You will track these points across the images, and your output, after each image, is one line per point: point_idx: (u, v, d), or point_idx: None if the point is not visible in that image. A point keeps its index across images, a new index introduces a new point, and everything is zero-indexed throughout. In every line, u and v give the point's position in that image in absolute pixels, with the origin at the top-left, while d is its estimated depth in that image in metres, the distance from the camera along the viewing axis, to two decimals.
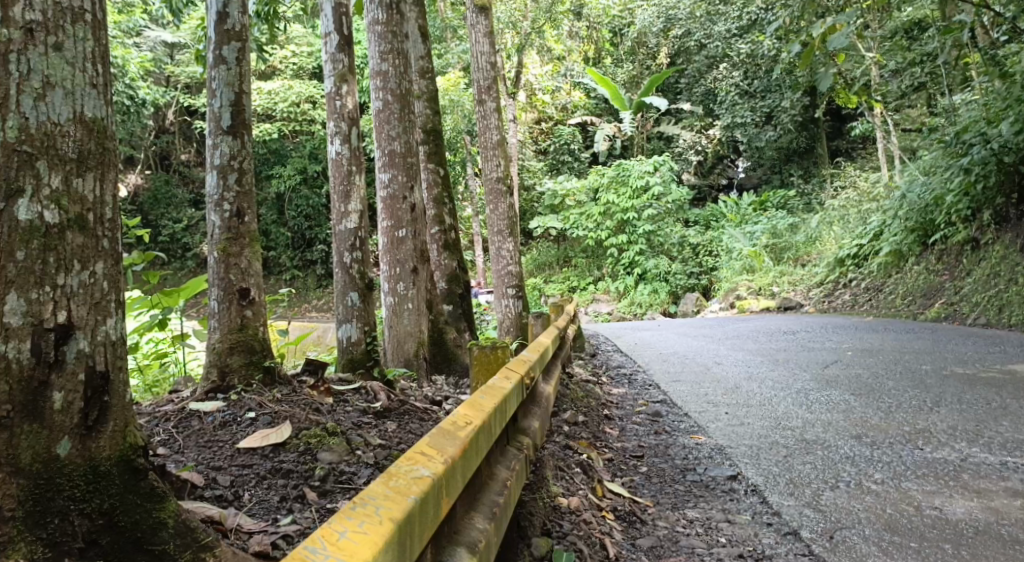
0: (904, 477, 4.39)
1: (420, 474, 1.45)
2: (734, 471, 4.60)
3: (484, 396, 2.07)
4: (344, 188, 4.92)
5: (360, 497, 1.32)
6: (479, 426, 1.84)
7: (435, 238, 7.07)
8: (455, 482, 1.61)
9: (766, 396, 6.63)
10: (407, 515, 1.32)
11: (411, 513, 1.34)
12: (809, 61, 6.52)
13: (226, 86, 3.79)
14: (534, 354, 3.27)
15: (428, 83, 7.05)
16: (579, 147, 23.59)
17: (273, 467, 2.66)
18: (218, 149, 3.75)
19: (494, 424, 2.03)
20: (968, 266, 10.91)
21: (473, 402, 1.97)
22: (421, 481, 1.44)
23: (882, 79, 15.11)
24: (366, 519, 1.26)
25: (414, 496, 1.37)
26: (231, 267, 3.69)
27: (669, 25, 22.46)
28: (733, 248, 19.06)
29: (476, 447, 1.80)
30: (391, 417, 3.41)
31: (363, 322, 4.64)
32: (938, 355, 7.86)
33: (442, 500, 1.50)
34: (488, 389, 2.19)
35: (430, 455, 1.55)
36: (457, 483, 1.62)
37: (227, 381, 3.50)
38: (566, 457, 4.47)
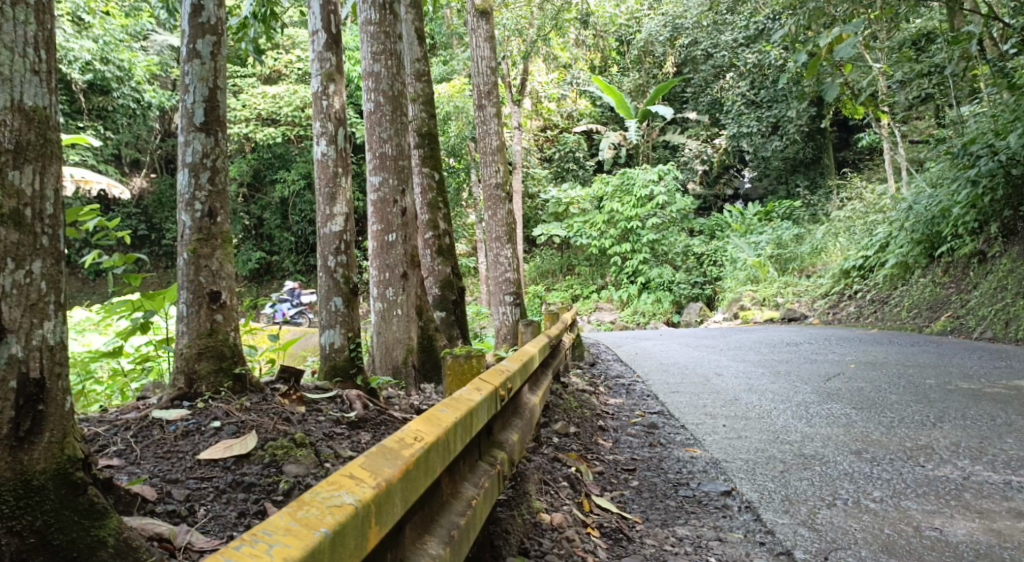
0: (904, 495, 4.23)
1: (340, 502, 1.35)
2: (728, 487, 4.45)
3: (445, 409, 1.95)
4: (330, 191, 4.81)
5: (256, 532, 1.22)
6: (432, 442, 1.73)
7: (428, 243, 6.96)
8: (392, 508, 1.50)
9: (766, 409, 6.48)
10: (309, 552, 1.22)
11: (318, 547, 1.24)
12: (814, 71, 6.38)
13: (200, 81, 3.67)
14: (516, 364, 3.12)
15: (424, 86, 6.94)
16: (583, 155, 23.55)
17: (234, 480, 2.55)
18: (190, 147, 3.63)
19: (455, 438, 1.91)
20: (975, 279, 10.75)
21: (430, 416, 1.86)
22: (339, 509, 1.34)
23: (890, 91, 14.96)
24: (254, 558, 1.16)
25: (324, 529, 1.27)
26: (202, 268, 3.57)
27: (676, 34, 22.38)
28: (737, 257, 18.91)
29: (427, 466, 1.70)
30: (364, 427, 3.28)
31: (346, 328, 4.56)
32: (942, 369, 7.70)
33: (369, 529, 1.40)
34: (453, 400, 2.08)
35: (358, 479, 1.44)
36: (394, 508, 1.51)
37: (194, 389, 3.44)
38: (554, 469, 4.33)
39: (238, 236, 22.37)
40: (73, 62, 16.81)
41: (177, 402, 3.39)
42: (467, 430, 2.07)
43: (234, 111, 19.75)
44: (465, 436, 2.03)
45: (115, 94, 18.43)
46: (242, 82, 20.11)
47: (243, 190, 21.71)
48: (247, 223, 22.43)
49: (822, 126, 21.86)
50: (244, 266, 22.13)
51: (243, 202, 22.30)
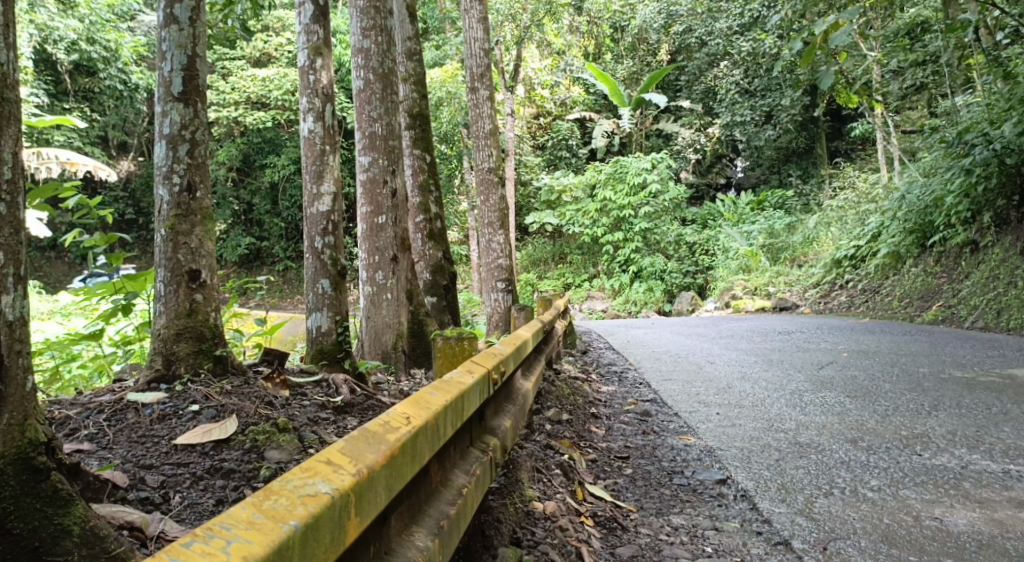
0: (902, 484, 4.15)
1: (314, 491, 1.26)
2: (724, 475, 4.36)
3: (435, 391, 1.84)
4: (317, 168, 4.65)
5: (212, 527, 1.14)
6: (421, 425, 1.62)
7: (419, 227, 6.81)
8: (374, 497, 1.41)
9: (760, 397, 6.40)
10: (273, 549, 1.13)
11: (284, 543, 1.15)
12: (809, 59, 6.25)
13: (177, 48, 3.51)
14: (509, 349, 3.00)
15: (415, 66, 6.77)
16: (577, 143, 23.35)
17: (212, 466, 2.43)
18: (168, 118, 3.49)
19: (446, 422, 1.81)
20: (966, 269, 10.69)
21: (418, 397, 1.75)
22: (312, 500, 1.24)
23: (884, 80, 14.88)
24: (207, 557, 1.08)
25: (292, 522, 1.18)
26: (180, 245, 3.43)
27: (670, 22, 22.23)
28: (729, 247, 18.83)
29: (415, 451, 1.59)
30: (352, 413, 3.17)
31: (334, 312, 4.44)
32: (935, 358, 7.64)
33: (348, 521, 1.31)
34: (444, 381, 1.96)
35: (336, 466, 1.35)
36: (377, 498, 1.42)
37: (173, 370, 3.32)
38: (546, 457, 4.23)
39: (227, 221, 22.13)
40: (58, 42, 16.65)
41: (154, 385, 3.27)
42: (460, 414, 1.96)
43: (222, 94, 19.46)
44: (457, 420, 1.92)
45: (101, 75, 18.12)
46: (231, 65, 19.81)
47: (232, 175, 21.42)
48: (236, 207, 22.16)
49: (815, 115, 21.75)
50: (234, 252, 21.88)
51: (233, 187, 22.00)
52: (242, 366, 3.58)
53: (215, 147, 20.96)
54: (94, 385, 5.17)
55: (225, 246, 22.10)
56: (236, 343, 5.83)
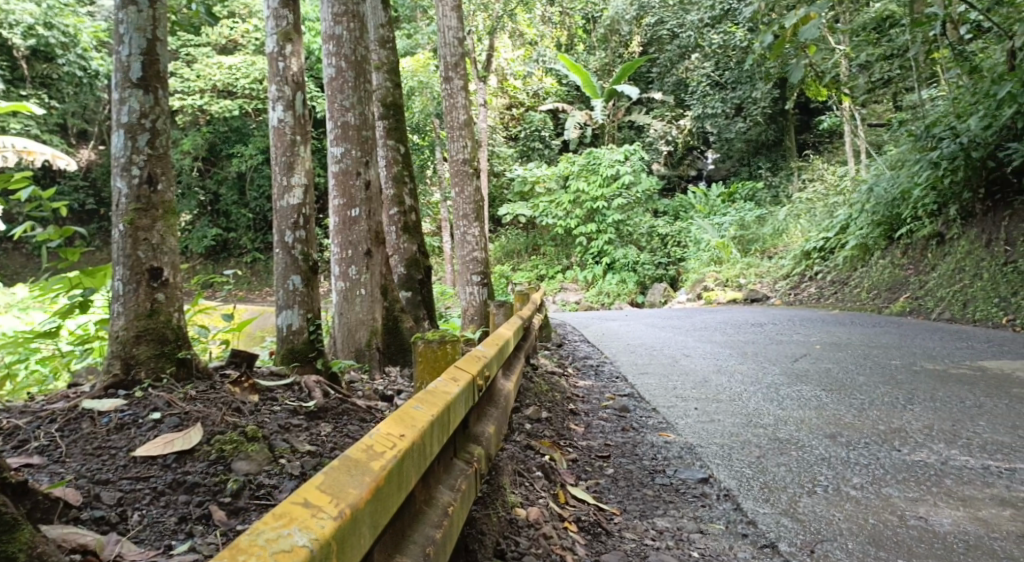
0: (885, 482, 4.11)
1: (288, 546, 1.20)
2: (706, 474, 4.28)
3: (421, 405, 1.74)
4: (287, 159, 4.45)
5: None
6: (405, 451, 1.54)
7: (393, 219, 6.64)
8: (356, 540, 1.34)
9: (737, 391, 6.35)
10: None
11: None
12: (780, 52, 6.17)
13: (136, 31, 3.30)
14: (492, 348, 2.88)
15: (388, 53, 6.57)
16: (549, 134, 23.20)
17: (175, 480, 2.27)
18: (126, 105, 3.28)
19: (433, 440, 1.72)
20: (933, 261, 10.79)
21: (402, 415, 1.66)
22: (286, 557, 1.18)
23: (852, 73, 14.97)
24: None
25: None
26: (140, 241, 3.24)
27: (642, 13, 22.17)
28: (701, 238, 18.87)
29: (400, 480, 1.51)
30: (326, 418, 3.02)
31: (306, 309, 4.28)
32: (906, 350, 7.68)
33: None
34: (430, 392, 1.87)
35: (313, 509, 1.29)
36: (360, 540, 1.35)
37: (132, 375, 3.15)
38: (527, 458, 4.11)
39: (192, 212, 21.64)
40: (15, 26, 16.34)
41: (111, 390, 3.08)
42: (448, 426, 1.87)
43: (187, 82, 18.96)
44: (445, 434, 1.83)
45: (60, 60, 17.53)
46: (196, 52, 19.28)
47: (198, 164, 20.93)
48: (202, 198, 21.68)
49: (784, 108, 21.85)
50: (200, 243, 21.42)
51: (198, 176, 21.51)
52: (208, 368, 3.40)
53: (179, 136, 20.46)
54: (51, 385, 4.94)
55: (191, 237, 21.62)
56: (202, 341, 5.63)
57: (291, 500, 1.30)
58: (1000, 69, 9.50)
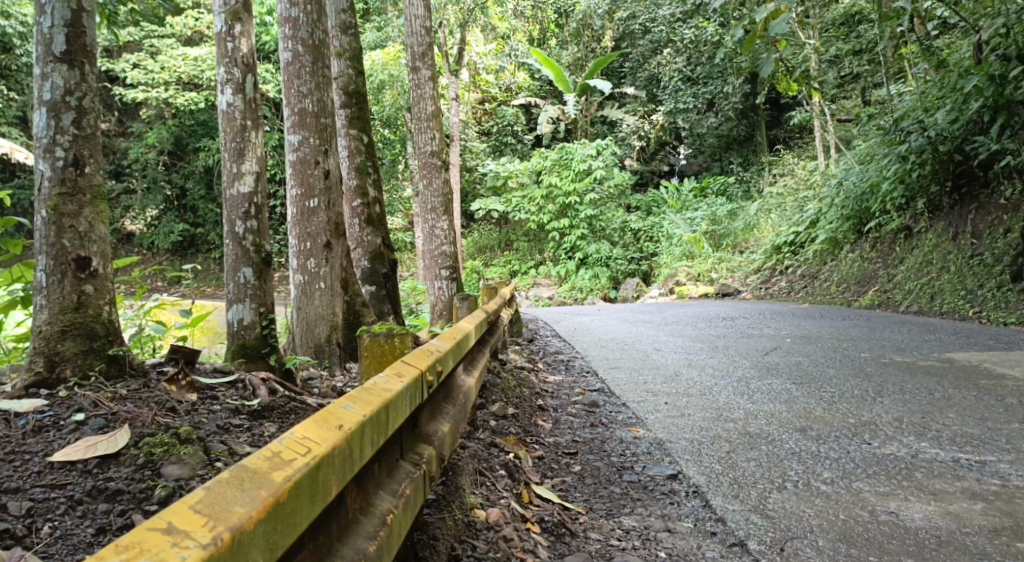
0: (855, 476, 4.02)
1: None
2: (675, 470, 4.17)
3: (351, 405, 1.66)
4: (237, 145, 4.26)
5: None
6: (318, 460, 1.44)
7: (356, 212, 6.44)
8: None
9: (707, 385, 6.26)
10: None
11: None
12: (751, 46, 6.09)
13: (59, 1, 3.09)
14: (449, 343, 2.72)
15: (351, 40, 6.36)
16: (522, 129, 23.03)
17: (95, 487, 2.10)
18: (49, 81, 3.07)
19: (362, 444, 1.62)
20: (900, 254, 10.82)
21: (324, 417, 1.57)
22: None
23: (821, 68, 14.97)
24: None
25: None
26: (65, 228, 3.03)
27: (614, 8, 21.95)
28: (673, 233, 18.86)
29: (312, 491, 1.41)
30: (270, 418, 2.85)
31: (258, 303, 4.08)
32: (875, 343, 7.66)
33: None
34: (364, 390, 1.76)
35: (177, 536, 1.16)
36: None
37: (56, 373, 2.96)
38: (490, 457, 3.97)
39: (158, 207, 21.16)
40: None
41: (33, 390, 2.89)
42: (383, 429, 1.75)
43: (151, 74, 18.45)
44: (378, 439, 1.71)
45: (17, 51, 16.94)
46: (159, 42, 18.75)
47: (164, 159, 20.47)
48: (169, 193, 21.23)
49: (756, 103, 21.88)
50: (166, 239, 20.92)
51: (164, 170, 21.02)
52: (144, 366, 3.23)
53: (144, 129, 19.99)
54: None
55: (157, 233, 21.12)
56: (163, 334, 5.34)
57: (153, 525, 1.18)
58: (967, 65, 9.67)
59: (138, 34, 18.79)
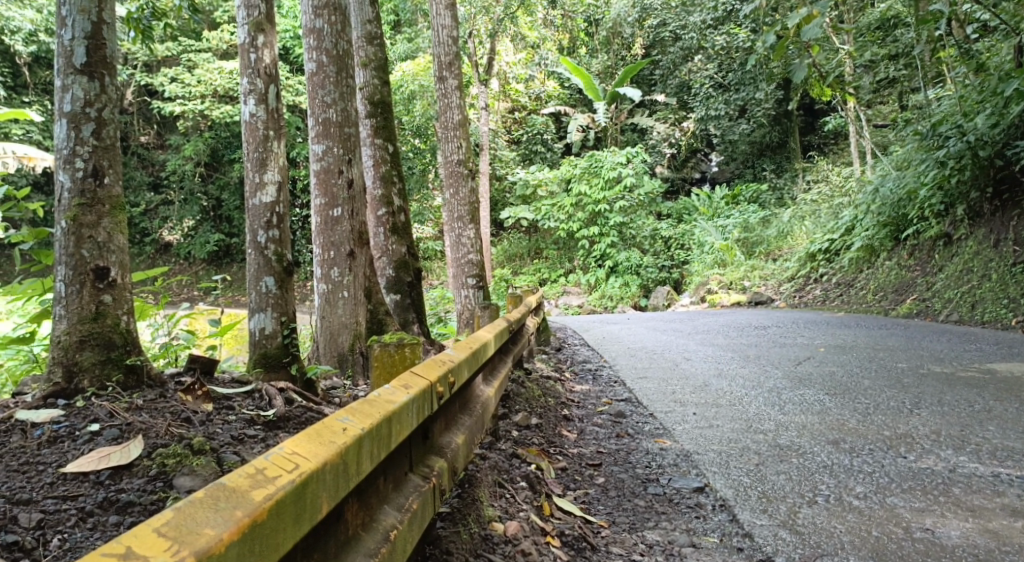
0: (889, 491, 3.89)
1: None
2: (701, 483, 4.08)
3: (349, 417, 1.65)
4: (260, 155, 4.28)
5: None
6: (304, 476, 1.42)
7: (381, 221, 6.45)
8: None
9: (737, 395, 6.14)
10: None
11: None
12: (783, 52, 5.99)
13: (79, 13, 3.14)
14: (465, 353, 2.70)
15: (376, 50, 6.41)
16: (552, 137, 23.00)
17: (107, 499, 2.15)
18: (69, 92, 3.12)
19: (359, 458, 1.61)
20: (940, 262, 10.54)
21: (319, 431, 1.57)
22: None
23: (856, 73, 14.73)
24: None
25: None
26: (85, 239, 3.07)
27: (644, 15, 21.86)
28: (705, 241, 18.66)
29: (298, 507, 1.40)
30: (285, 428, 2.87)
31: (280, 312, 4.09)
32: (913, 352, 7.44)
33: None
34: (365, 403, 1.76)
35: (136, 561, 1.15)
36: None
37: (75, 383, 3.00)
38: (511, 468, 3.92)
39: (194, 217, 21.53)
40: (16, 32, 16.13)
41: (51, 400, 2.93)
42: (385, 441, 1.74)
43: (188, 87, 18.79)
44: (378, 452, 1.70)
45: None
46: (196, 56, 19.11)
47: (200, 170, 20.84)
48: (205, 204, 21.59)
49: (789, 109, 21.59)
50: (202, 248, 21.23)
51: (200, 182, 21.39)
52: (162, 376, 3.27)
53: (181, 141, 20.39)
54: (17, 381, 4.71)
55: (194, 243, 21.47)
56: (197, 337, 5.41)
57: (111, 549, 1.17)
58: (1008, 67, 9.38)
59: (176, 48, 19.19)
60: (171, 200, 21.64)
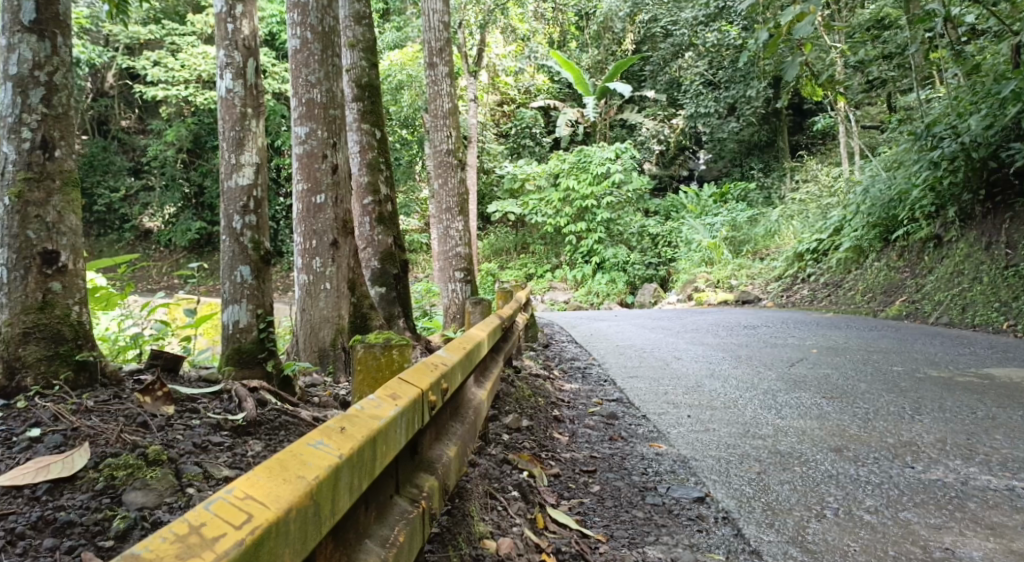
0: (901, 505, 3.67)
1: None
2: (702, 493, 3.83)
3: (323, 444, 1.41)
4: (237, 134, 3.99)
5: None
6: (262, 529, 1.18)
7: (367, 210, 6.15)
8: None
9: (732, 397, 5.91)
10: None
11: None
12: (775, 50, 5.74)
13: None
14: (458, 354, 2.43)
15: (364, 31, 6.10)
16: (540, 131, 22.68)
17: (43, 517, 1.97)
18: (15, 52, 2.84)
19: (335, 495, 1.36)
20: (929, 264, 10.38)
21: (283, 462, 1.32)
22: None
23: (847, 73, 14.51)
24: None
25: None
26: (31, 218, 2.80)
27: (636, 10, 21.51)
28: (692, 239, 18.44)
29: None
30: (254, 435, 2.65)
31: (255, 304, 3.82)
32: (908, 356, 7.25)
33: None
34: (342, 421, 1.51)
35: None
36: None
37: (16, 382, 2.72)
38: (502, 476, 3.67)
39: (176, 204, 21.03)
40: None
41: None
42: (368, 468, 1.50)
43: (171, 72, 18.27)
44: (359, 482, 1.45)
45: None
46: (180, 40, 18.58)
47: (182, 156, 20.33)
48: (187, 190, 21.09)
49: (778, 108, 21.42)
50: (183, 236, 20.73)
51: (182, 168, 20.87)
52: (118, 374, 3.01)
53: (163, 127, 19.84)
54: None
55: (174, 230, 20.94)
56: (170, 326, 5.11)
57: None
58: (1005, 69, 9.20)
59: (159, 31, 18.64)
60: (152, 186, 21.16)
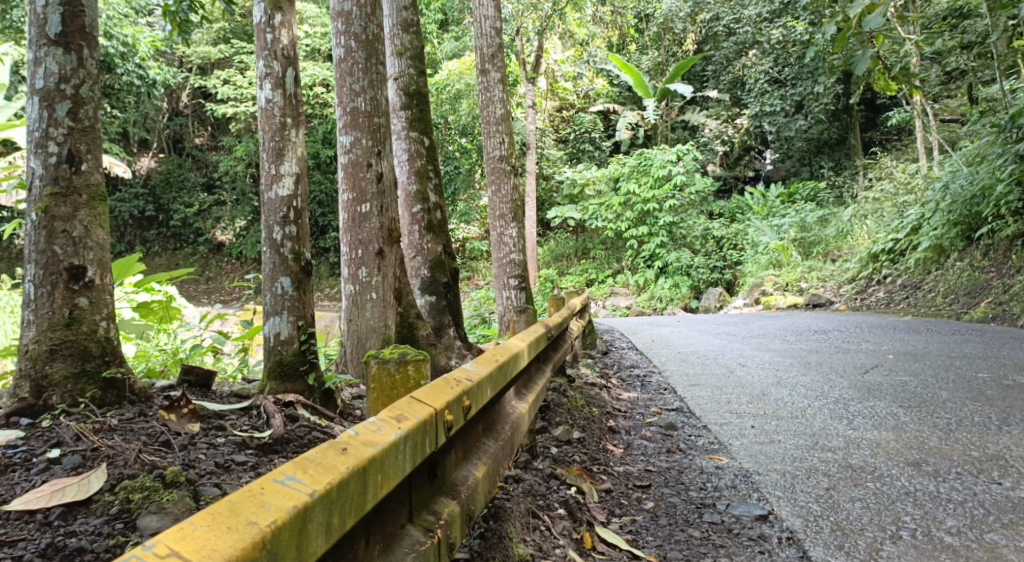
0: (987, 526, 3.35)
1: None
2: (765, 511, 3.59)
3: (294, 480, 1.33)
4: (277, 145, 3.97)
5: None
6: None
7: (416, 218, 6.10)
8: None
9: (800, 407, 5.60)
10: None
11: None
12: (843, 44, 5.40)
13: None
14: (489, 367, 2.30)
15: (412, 38, 6.06)
16: (600, 136, 22.31)
17: (54, 542, 2.01)
18: (42, 65, 2.87)
19: (305, 535, 1.28)
20: (1018, 263, 9.72)
21: (243, 502, 1.26)
22: None
23: (923, 65, 13.84)
24: None
25: None
26: (57, 233, 2.83)
27: (697, 10, 21.12)
28: (759, 241, 17.88)
29: None
30: (279, 453, 2.67)
31: (296, 316, 3.78)
32: (994, 361, 6.75)
33: None
34: (325, 451, 1.43)
35: None
36: None
37: (43, 400, 2.77)
38: (547, 493, 3.54)
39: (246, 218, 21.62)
40: None
41: (14, 418, 2.69)
42: (354, 506, 1.41)
43: (240, 90, 18.79)
44: (341, 521, 1.37)
45: (119, 70, 16.18)
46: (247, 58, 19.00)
47: (251, 171, 20.84)
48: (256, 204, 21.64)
49: (849, 103, 20.63)
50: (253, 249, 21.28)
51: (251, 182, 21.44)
52: (146, 390, 3.05)
53: (234, 143, 20.41)
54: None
55: (244, 243, 21.53)
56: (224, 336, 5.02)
57: None
58: None
59: (229, 50, 19.25)
60: (224, 201, 21.81)
